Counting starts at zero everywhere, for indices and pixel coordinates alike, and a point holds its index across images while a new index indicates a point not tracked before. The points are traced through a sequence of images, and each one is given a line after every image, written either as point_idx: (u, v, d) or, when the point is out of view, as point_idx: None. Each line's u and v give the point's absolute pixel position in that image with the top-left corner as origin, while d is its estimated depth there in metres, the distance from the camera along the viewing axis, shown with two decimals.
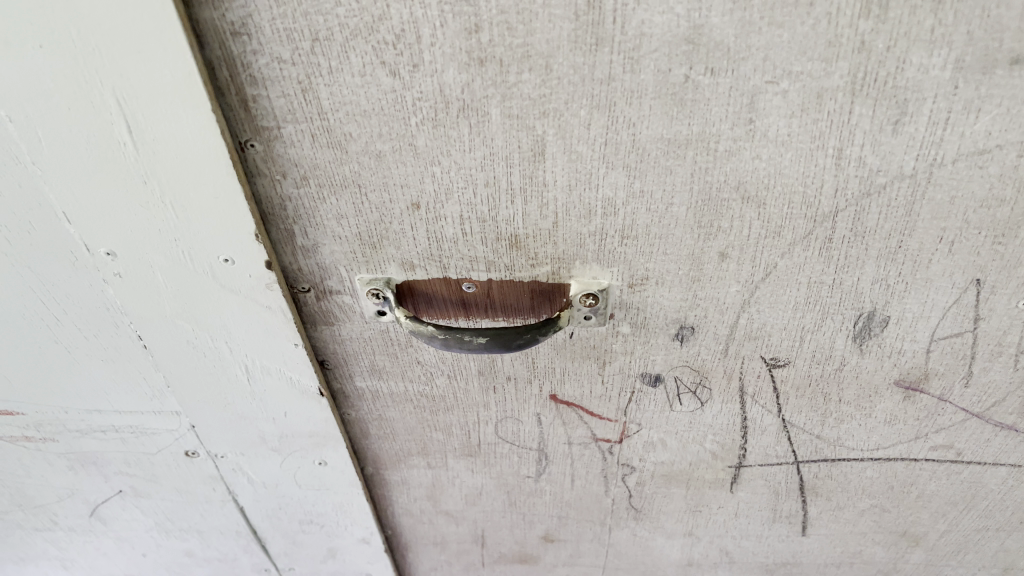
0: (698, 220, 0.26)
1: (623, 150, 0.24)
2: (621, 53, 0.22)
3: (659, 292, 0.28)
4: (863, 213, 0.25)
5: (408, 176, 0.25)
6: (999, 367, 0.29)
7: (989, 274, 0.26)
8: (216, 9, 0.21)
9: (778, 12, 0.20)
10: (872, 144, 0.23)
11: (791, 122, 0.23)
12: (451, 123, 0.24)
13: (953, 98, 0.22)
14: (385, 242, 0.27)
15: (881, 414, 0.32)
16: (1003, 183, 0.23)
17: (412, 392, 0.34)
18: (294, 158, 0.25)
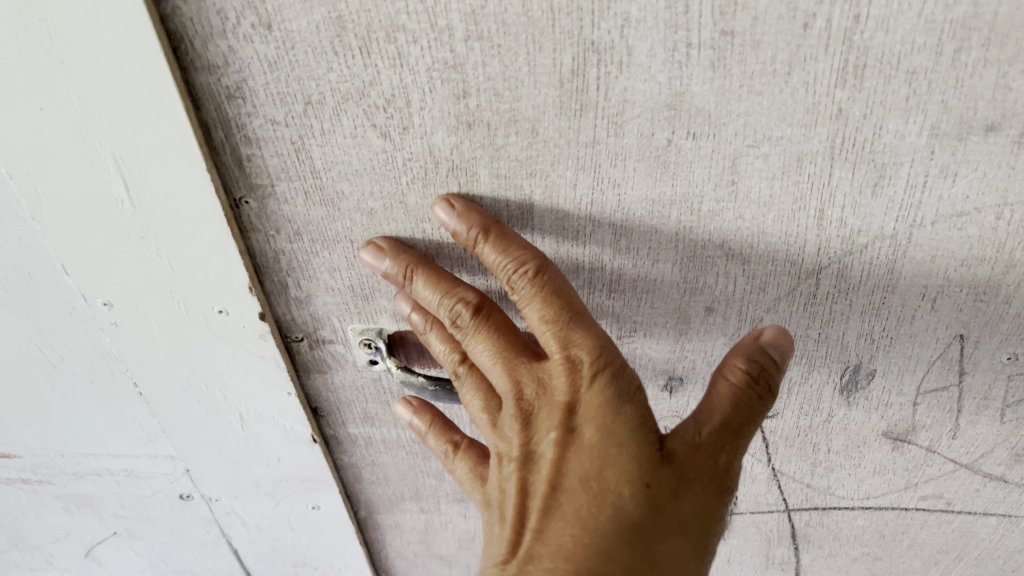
0: (683, 275, 0.26)
1: (609, 210, 0.25)
2: (605, 118, 0.22)
3: (648, 344, 0.30)
4: (845, 269, 0.26)
5: (400, 232, 0.26)
6: (986, 420, 0.29)
7: (971, 330, 0.27)
8: (211, 74, 0.22)
9: (756, 81, 0.21)
10: (852, 206, 0.24)
11: (773, 184, 0.24)
12: (441, 182, 0.24)
13: (929, 162, 0.23)
14: (376, 293, 0.28)
15: (870, 464, 0.32)
16: (981, 244, 0.24)
17: (405, 438, 0.34)
18: (289, 214, 0.25)
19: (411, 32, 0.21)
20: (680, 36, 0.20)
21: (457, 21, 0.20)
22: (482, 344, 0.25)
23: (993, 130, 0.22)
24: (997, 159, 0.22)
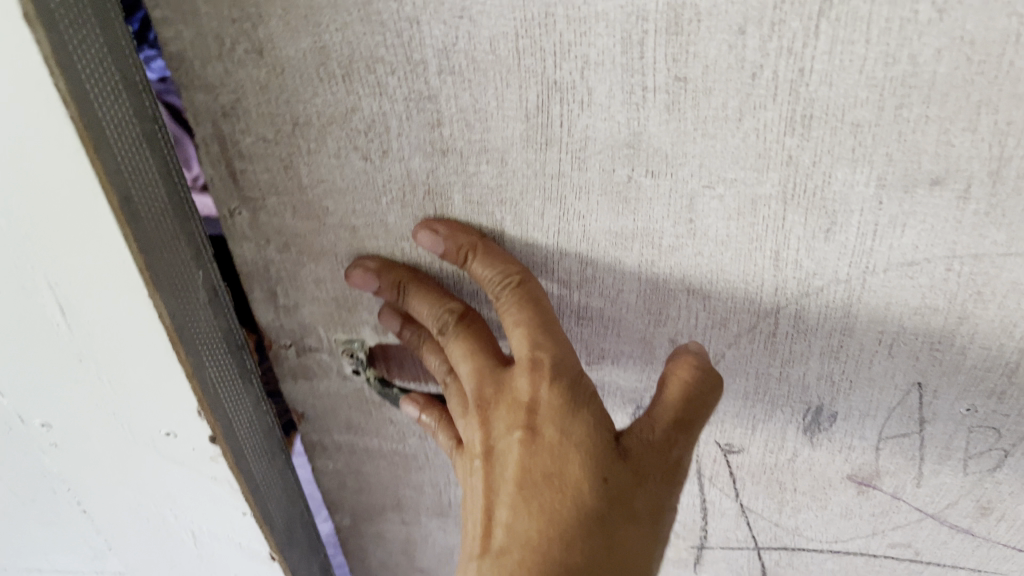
0: (647, 306, 0.27)
1: (575, 240, 0.26)
2: (568, 152, 0.24)
3: (616, 371, 0.31)
4: (803, 311, 0.26)
5: (382, 250, 0.27)
6: (948, 471, 0.30)
7: (929, 377, 0.27)
8: (209, 93, 0.23)
9: (711, 125, 0.22)
10: (806, 249, 0.25)
11: (729, 224, 0.25)
12: (418, 203, 0.26)
13: (878, 212, 0.23)
14: (358, 306, 0.29)
15: (836, 506, 0.32)
16: (934, 293, 0.25)
17: (387, 450, 0.35)
18: (278, 227, 0.27)
19: (389, 63, 0.22)
20: (638, 80, 0.22)
21: (430, 56, 0.22)
22: (459, 346, 0.26)
23: (937, 184, 0.22)
24: (941, 211, 0.23)
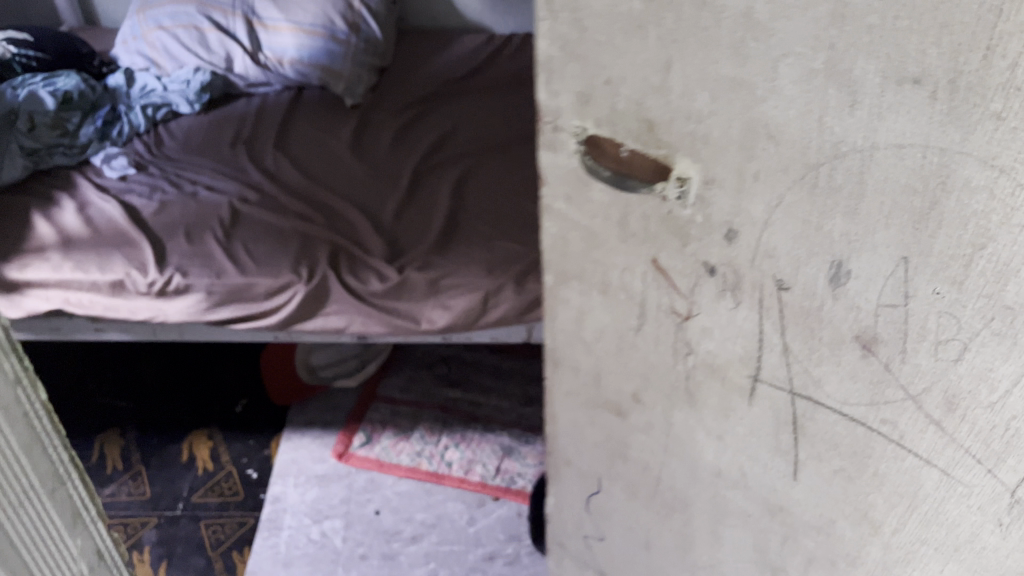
0: (742, 141, 0.42)
1: (705, 80, 0.42)
2: (710, 14, 0.39)
3: (718, 196, 0.45)
4: (834, 171, 0.40)
5: (595, 67, 0.45)
6: (923, 352, 0.42)
7: (912, 255, 0.40)
8: None
9: (788, 10, 0.37)
10: (838, 118, 0.38)
11: (796, 84, 0.39)
12: (622, 37, 0.43)
13: (882, 97, 0.37)
14: (578, 103, 0.47)
15: (847, 366, 0.45)
16: (916, 174, 0.37)
17: (577, 224, 0.54)
18: (552, 36, 0.47)
19: None
20: None
21: None
22: None
23: (916, 84, 0.35)
24: (920, 107, 0.36)
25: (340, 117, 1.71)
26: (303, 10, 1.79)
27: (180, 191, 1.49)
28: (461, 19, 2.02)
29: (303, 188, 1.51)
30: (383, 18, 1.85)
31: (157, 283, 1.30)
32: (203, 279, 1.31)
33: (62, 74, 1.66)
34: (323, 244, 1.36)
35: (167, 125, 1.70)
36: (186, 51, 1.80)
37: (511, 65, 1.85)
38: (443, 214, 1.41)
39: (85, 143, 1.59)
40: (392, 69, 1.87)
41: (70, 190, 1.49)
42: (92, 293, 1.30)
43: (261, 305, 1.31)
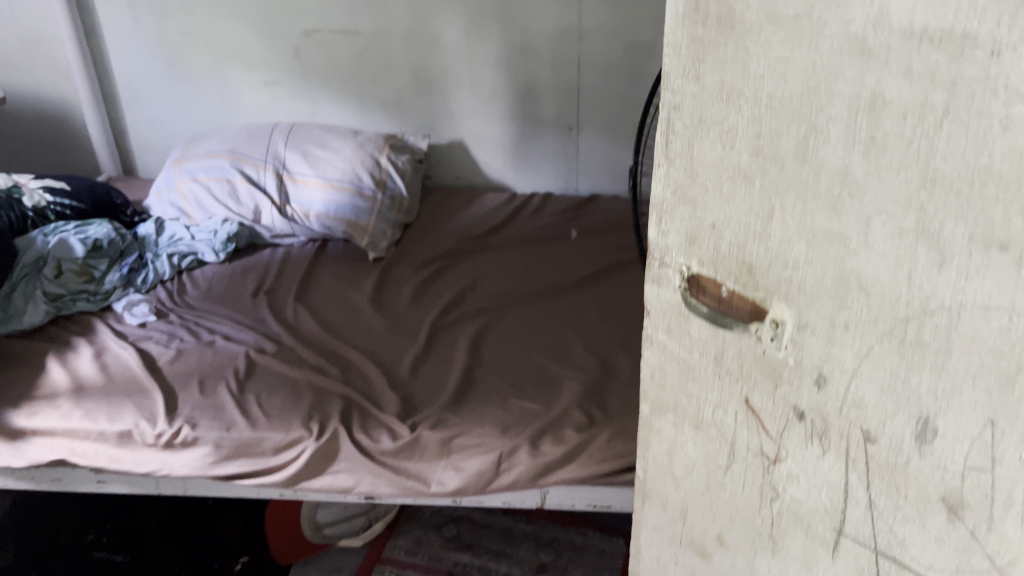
0: (837, 291, 0.45)
1: (807, 229, 0.46)
2: (814, 170, 0.44)
3: (810, 341, 0.48)
4: (922, 327, 0.41)
5: (713, 207, 0.51)
6: (1013, 523, 0.41)
7: (999, 418, 0.40)
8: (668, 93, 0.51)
9: (881, 173, 0.41)
10: (925, 277, 0.40)
11: (887, 241, 0.42)
12: (738, 183, 0.49)
13: (970, 259, 0.39)
14: (695, 238, 0.53)
15: (932, 529, 0.45)
16: (1002, 338, 0.39)
17: (680, 356, 0.58)
18: (675, 180, 0.53)
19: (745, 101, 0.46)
20: (853, 135, 0.41)
21: (764, 100, 0.45)
22: None
23: (1004, 247, 0.37)
24: (1007, 272, 0.37)
25: (361, 271, 1.74)
26: (333, 166, 1.85)
27: (197, 340, 1.51)
28: (485, 179, 2.08)
29: (319, 341, 1.51)
30: (409, 176, 1.92)
31: (165, 435, 1.29)
32: (212, 432, 1.29)
33: (94, 222, 1.72)
34: (335, 397, 1.35)
35: (191, 272, 1.74)
36: (216, 202, 1.84)
37: (531, 224, 1.90)
38: (459, 371, 1.40)
39: (108, 289, 1.63)
40: (415, 225, 1.92)
41: (89, 337, 1.52)
42: (98, 444, 1.30)
43: (268, 462, 1.29)
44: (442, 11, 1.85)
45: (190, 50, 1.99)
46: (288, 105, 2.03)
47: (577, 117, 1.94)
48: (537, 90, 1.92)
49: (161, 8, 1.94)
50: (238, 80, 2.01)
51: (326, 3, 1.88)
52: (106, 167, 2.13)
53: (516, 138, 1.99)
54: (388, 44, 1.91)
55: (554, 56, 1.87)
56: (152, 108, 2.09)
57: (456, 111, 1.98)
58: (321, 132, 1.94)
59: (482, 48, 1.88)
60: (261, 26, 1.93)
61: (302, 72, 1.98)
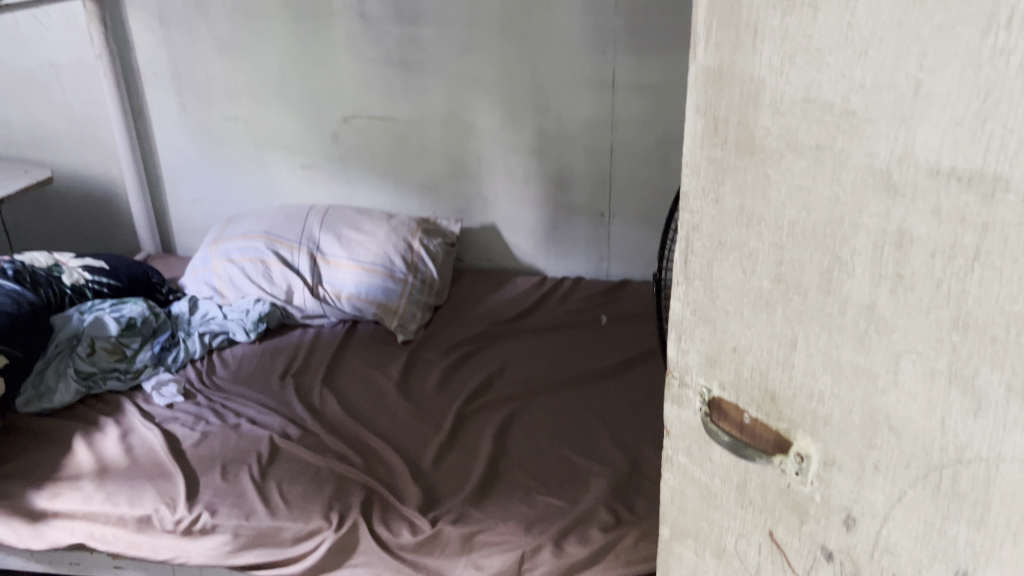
0: (865, 430, 0.43)
1: (831, 362, 0.43)
2: (838, 303, 0.42)
3: (839, 478, 0.45)
4: (958, 475, 0.39)
5: (734, 331, 0.49)
6: None
7: None
8: (688, 214, 0.50)
9: (909, 312, 0.39)
10: (961, 423, 0.38)
11: (919, 383, 0.40)
12: (760, 309, 0.47)
13: (1008, 408, 0.36)
14: (716, 361, 0.51)
15: None
16: None
17: (701, 481, 0.55)
18: (696, 300, 0.51)
19: (765, 227, 0.45)
20: (878, 270, 0.40)
21: (784, 227, 0.44)
22: None
23: None
24: None
25: (389, 354, 1.73)
26: (366, 248, 1.87)
27: (222, 423, 1.50)
28: (516, 262, 2.08)
29: (343, 427, 1.50)
30: (441, 259, 1.93)
31: (184, 521, 1.27)
32: (230, 520, 1.26)
33: (129, 300, 1.75)
34: (357, 487, 1.32)
35: (221, 352, 1.75)
36: (250, 282, 1.86)
37: (560, 309, 1.89)
38: (484, 463, 1.37)
39: (139, 368, 1.64)
40: (445, 307, 1.91)
41: (117, 416, 1.52)
42: (116, 528, 1.29)
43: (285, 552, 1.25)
44: (477, 99, 1.89)
45: (232, 135, 2.05)
46: (325, 188, 2.07)
47: (609, 204, 1.94)
48: (569, 177, 1.93)
49: (206, 95, 2.01)
50: (277, 164, 2.06)
51: (364, 91, 1.93)
52: (145, 245, 2.18)
53: (547, 223, 2.00)
54: (423, 131, 1.95)
55: (587, 145, 1.89)
56: (193, 189, 2.14)
57: (489, 196, 2.00)
58: (355, 214, 1.96)
59: (515, 135, 1.91)
60: (302, 113, 1.99)
61: (339, 156, 2.02)
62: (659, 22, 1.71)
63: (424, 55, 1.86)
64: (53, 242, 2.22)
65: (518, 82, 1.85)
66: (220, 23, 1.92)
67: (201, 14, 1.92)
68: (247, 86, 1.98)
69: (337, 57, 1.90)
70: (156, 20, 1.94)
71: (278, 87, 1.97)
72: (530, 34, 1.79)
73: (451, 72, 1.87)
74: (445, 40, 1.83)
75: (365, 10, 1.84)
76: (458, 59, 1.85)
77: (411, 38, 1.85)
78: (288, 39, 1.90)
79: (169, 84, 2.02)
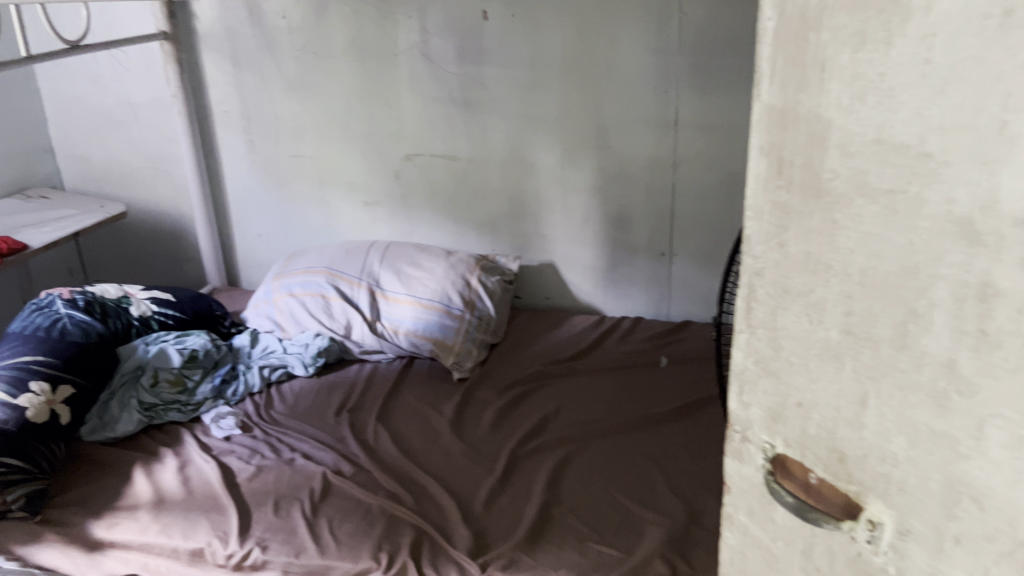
0: (945, 499, 0.39)
1: (905, 424, 0.40)
2: (914, 359, 0.39)
3: (915, 548, 0.42)
4: None
5: (799, 384, 0.46)
6: None
7: None
8: (751, 259, 0.47)
9: (995, 372, 0.36)
10: None
11: (1007, 451, 0.36)
12: (827, 361, 0.44)
13: None
14: (779, 416, 0.48)
15: None
16: None
17: (763, 543, 0.52)
18: (758, 349, 0.48)
19: (832, 275, 0.42)
20: (960, 325, 0.37)
21: (854, 276, 0.41)
22: None
23: None
24: None
25: (444, 392, 1.72)
26: (424, 285, 1.87)
27: (278, 457, 1.50)
28: (575, 301, 2.05)
29: (396, 465, 1.48)
30: (498, 296, 1.92)
31: (235, 556, 1.27)
32: (280, 556, 1.26)
33: (193, 333, 1.78)
34: (407, 527, 1.31)
35: (280, 385, 1.76)
36: (310, 317, 1.88)
37: (618, 350, 1.85)
38: (536, 507, 1.34)
39: (199, 400, 1.66)
40: (502, 345, 1.89)
41: (176, 448, 1.54)
42: (169, 560, 1.29)
43: None
44: (537, 138, 1.89)
45: (298, 172, 2.09)
46: (386, 225, 2.09)
47: (670, 243, 1.91)
48: (629, 216, 1.91)
49: (273, 133, 2.06)
50: (340, 200, 2.09)
51: (426, 130, 1.95)
52: (213, 279, 2.22)
53: (606, 262, 1.97)
54: (483, 169, 1.95)
55: (648, 184, 1.86)
56: (258, 224, 2.19)
57: (548, 235, 1.98)
58: (414, 250, 1.97)
59: (575, 174, 1.90)
60: (365, 151, 2.02)
61: (401, 194, 2.04)
62: (723, 62, 1.69)
63: (486, 94, 1.87)
64: (127, 272, 2.31)
65: (579, 121, 1.84)
66: (289, 63, 1.97)
67: (271, 55, 1.97)
68: (313, 124, 2.02)
69: (400, 97, 1.93)
70: (228, 61, 2.01)
71: (343, 125, 2.00)
72: (592, 74, 1.79)
73: (512, 111, 1.87)
74: (507, 80, 1.84)
75: (429, 51, 1.86)
76: (519, 99, 1.86)
77: (473, 78, 1.86)
78: (354, 79, 1.94)
79: (239, 122, 2.08)
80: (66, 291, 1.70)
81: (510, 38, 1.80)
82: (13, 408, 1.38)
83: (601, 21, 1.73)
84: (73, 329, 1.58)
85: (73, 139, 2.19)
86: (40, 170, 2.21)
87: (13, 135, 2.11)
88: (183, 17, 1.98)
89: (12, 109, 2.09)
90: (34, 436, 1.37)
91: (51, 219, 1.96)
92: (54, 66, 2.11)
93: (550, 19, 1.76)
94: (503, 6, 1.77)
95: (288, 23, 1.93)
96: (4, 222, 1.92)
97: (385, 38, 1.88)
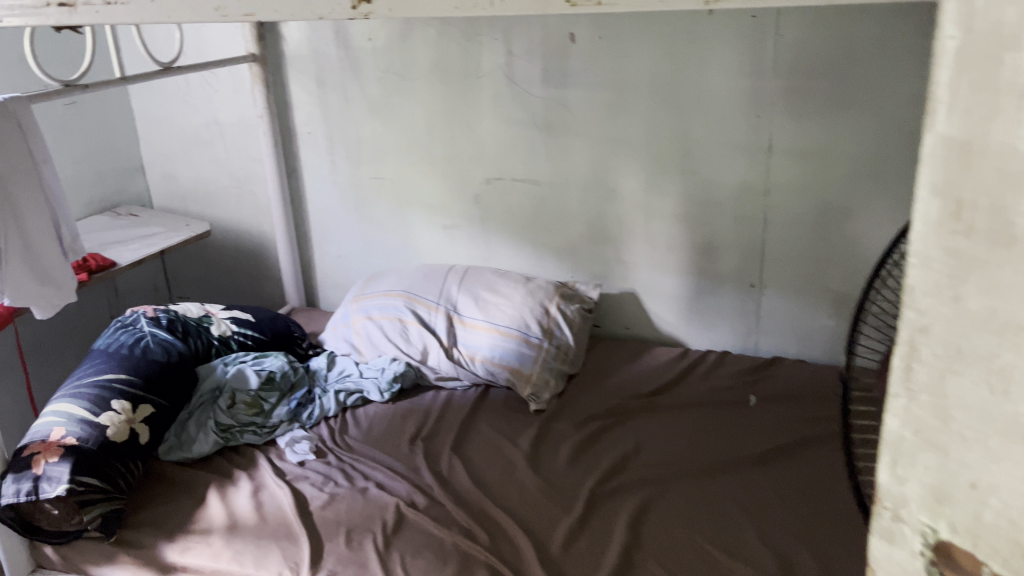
0: None
1: None
2: None
3: None
4: None
5: (975, 464, 0.39)
6: None
7: None
8: (914, 314, 0.40)
9: None
10: None
11: None
12: (1014, 442, 0.37)
13: None
14: (945, 499, 0.41)
15: None
16: None
17: None
18: (919, 417, 0.41)
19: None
20: None
21: None
22: None
23: None
24: None
25: (520, 424, 1.66)
26: (502, 311, 1.82)
27: (351, 485, 1.47)
28: (657, 332, 1.97)
29: (470, 499, 1.43)
30: (578, 325, 1.85)
31: None
32: None
33: (271, 354, 1.77)
34: (481, 566, 1.26)
35: (354, 410, 1.73)
36: (387, 341, 1.85)
37: (703, 386, 1.75)
38: (617, 552, 1.27)
39: (275, 423, 1.64)
40: (580, 375, 1.82)
41: (250, 471, 1.52)
42: None
43: None
44: (622, 163, 1.82)
45: (378, 194, 2.08)
46: (464, 249, 2.06)
47: (760, 275, 1.81)
48: (717, 246, 1.82)
49: (355, 154, 2.06)
50: (419, 223, 2.07)
51: (508, 153, 1.91)
52: (292, 298, 2.22)
53: (691, 293, 1.89)
54: (565, 194, 1.90)
55: (738, 213, 1.77)
56: (338, 245, 2.19)
57: (630, 263, 1.91)
58: (493, 276, 1.92)
59: (660, 201, 1.82)
60: (446, 173, 1.99)
61: (480, 218, 2.01)
62: (822, 86, 1.60)
63: (569, 118, 1.82)
64: (210, 290, 2.34)
65: (667, 146, 1.77)
66: (373, 85, 1.97)
67: (355, 77, 1.97)
68: (395, 146, 2.01)
69: (482, 119, 1.90)
70: (314, 82, 2.02)
71: (424, 148, 1.98)
72: (681, 97, 1.72)
73: (597, 135, 1.81)
74: (592, 103, 1.79)
75: (514, 73, 1.83)
76: (604, 123, 1.80)
77: (557, 101, 1.82)
78: (437, 100, 1.92)
79: (322, 143, 2.08)
80: (150, 309, 1.71)
81: (597, 60, 1.75)
82: (94, 425, 1.38)
83: (692, 43, 1.67)
84: (155, 347, 1.58)
85: (163, 158, 2.24)
86: (131, 187, 2.26)
87: (107, 154, 2.17)
88: (272, 40, 2.01)
89: (107, 128, 2.15)
90: (113, 455, 1.37)
91: (138, 235, 2.00)
92: (147, 87, 2.16)
93: (638, 41, 1.70)
94: (590, 27, 1.72)
95: (373, 45, 1.92)
96: (94, 238, 1.97)
97: (470, 60, 1.85)
